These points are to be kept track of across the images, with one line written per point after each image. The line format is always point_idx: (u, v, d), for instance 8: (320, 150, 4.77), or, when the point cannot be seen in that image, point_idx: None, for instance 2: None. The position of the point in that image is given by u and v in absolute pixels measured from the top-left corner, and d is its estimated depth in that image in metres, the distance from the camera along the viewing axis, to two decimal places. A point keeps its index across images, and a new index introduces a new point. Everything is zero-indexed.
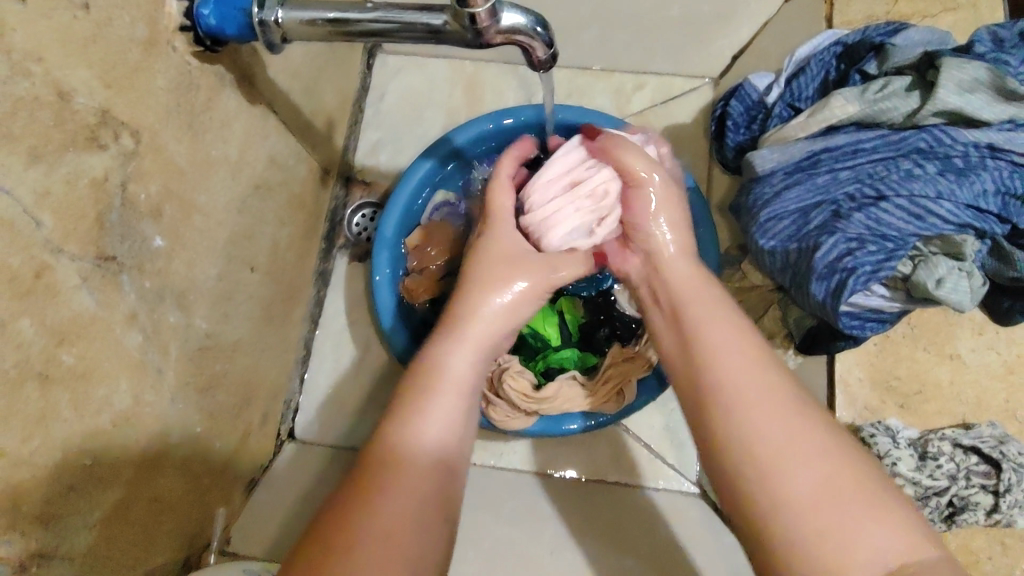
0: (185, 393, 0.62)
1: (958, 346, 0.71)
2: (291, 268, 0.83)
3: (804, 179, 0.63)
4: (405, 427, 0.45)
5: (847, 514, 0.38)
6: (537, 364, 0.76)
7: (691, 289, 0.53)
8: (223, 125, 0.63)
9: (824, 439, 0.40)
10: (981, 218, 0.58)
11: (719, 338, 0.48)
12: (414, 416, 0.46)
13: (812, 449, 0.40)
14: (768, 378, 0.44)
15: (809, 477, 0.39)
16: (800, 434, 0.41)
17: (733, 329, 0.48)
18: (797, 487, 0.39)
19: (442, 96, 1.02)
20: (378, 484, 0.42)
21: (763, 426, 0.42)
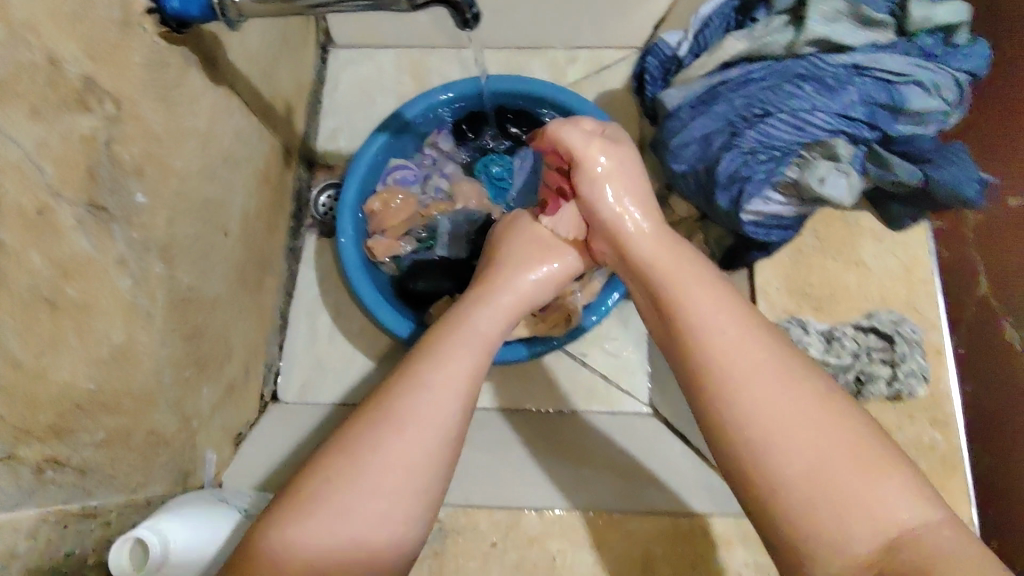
0: (174, 340, 0.69)
1: (862, 254, 0.80)
2: (261, 238, 0.91)
3: (705, 109, 0.71)
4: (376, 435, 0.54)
5: (841, 489, 0.46)
6: None
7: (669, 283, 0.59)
8: (192, 100, 0.72)
9: (812, 420, 0.48)
10: (852, 125, 0.67)
11: (713, 328, 0.54)
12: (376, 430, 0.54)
13: (810, 433, 0.48)
14: (762, 368, 0.51)
15: (805, 459, 0.47)
16: (795, 418, 0.48)
17: (726, 321, 0.54)
18: (797, 467, 0.47)
19: (391, 82, 1.12)
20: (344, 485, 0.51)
21: (765, 412, 0.49)
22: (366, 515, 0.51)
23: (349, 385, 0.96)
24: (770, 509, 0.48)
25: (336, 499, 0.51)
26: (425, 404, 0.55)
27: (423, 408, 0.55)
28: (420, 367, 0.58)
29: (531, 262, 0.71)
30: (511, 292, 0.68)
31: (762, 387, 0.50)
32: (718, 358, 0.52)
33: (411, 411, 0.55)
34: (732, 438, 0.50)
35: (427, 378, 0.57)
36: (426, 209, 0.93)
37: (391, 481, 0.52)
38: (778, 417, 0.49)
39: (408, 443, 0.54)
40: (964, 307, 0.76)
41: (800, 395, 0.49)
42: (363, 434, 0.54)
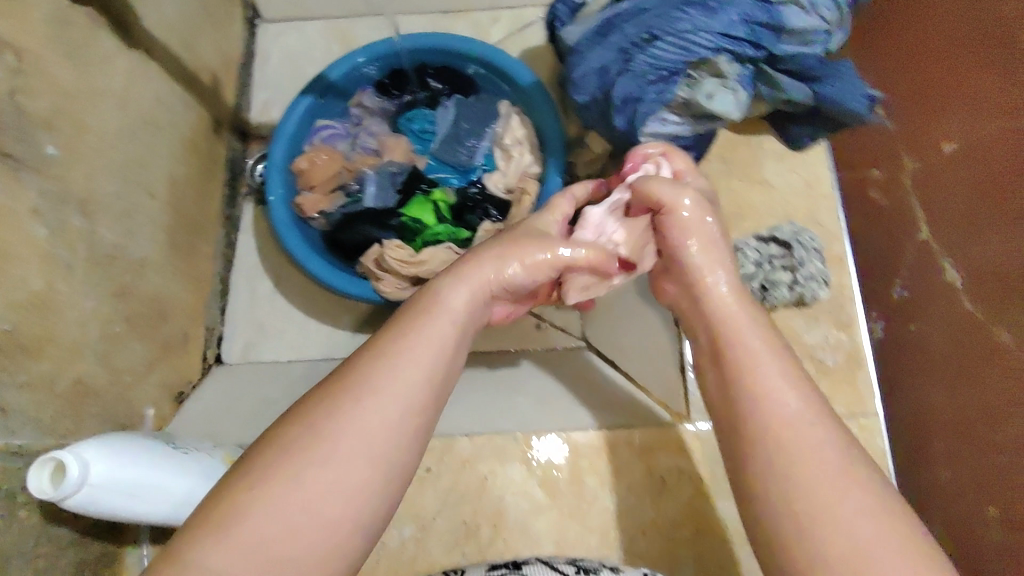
0: (98, 292, 0.71)
1: (764, 173, 0.84)
2: (193, 205, 0.92)
3: (601, 40, 0.73)
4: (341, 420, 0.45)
5: (874, 567, 0.41)
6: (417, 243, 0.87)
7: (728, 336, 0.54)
8: (103, 61, 0.73)
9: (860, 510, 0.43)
10: (737, 44, 0.69)
11: (774, 393, 0.49)
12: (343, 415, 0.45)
13: (856, 514, 0.43)
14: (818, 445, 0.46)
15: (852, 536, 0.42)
16: (841, 495, 0.44)
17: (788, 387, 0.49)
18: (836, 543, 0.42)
19: (320, 53, 1.13)
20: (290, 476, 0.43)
21: (812, 484, 0.45)
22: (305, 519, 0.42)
23: (293, 343, 0.98)
24: (787, 562, 0.44)
25: (276, 492, 0.42)
26: (388, 384, 0.47)
27: (387, 389, 0.47)
28: (385, 342, 0.50)
29: (513, 246, 0.58)
30: (499, 276, 0.57)
31: (821, 463, 0.45)
32: (774, 425, 0.48)
33: (374, 389, 0.47)
34: (768, 505, 0.46)
35: (394, 355, 0.49)
36: (353, 167, 0.94)
37: (345, 469, 0.44)
38: (825, 489, 0.44)
39: (365, 421, 0.45)
40: (904, 252, 0.82)
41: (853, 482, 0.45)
42: (318, 415, 0.46)
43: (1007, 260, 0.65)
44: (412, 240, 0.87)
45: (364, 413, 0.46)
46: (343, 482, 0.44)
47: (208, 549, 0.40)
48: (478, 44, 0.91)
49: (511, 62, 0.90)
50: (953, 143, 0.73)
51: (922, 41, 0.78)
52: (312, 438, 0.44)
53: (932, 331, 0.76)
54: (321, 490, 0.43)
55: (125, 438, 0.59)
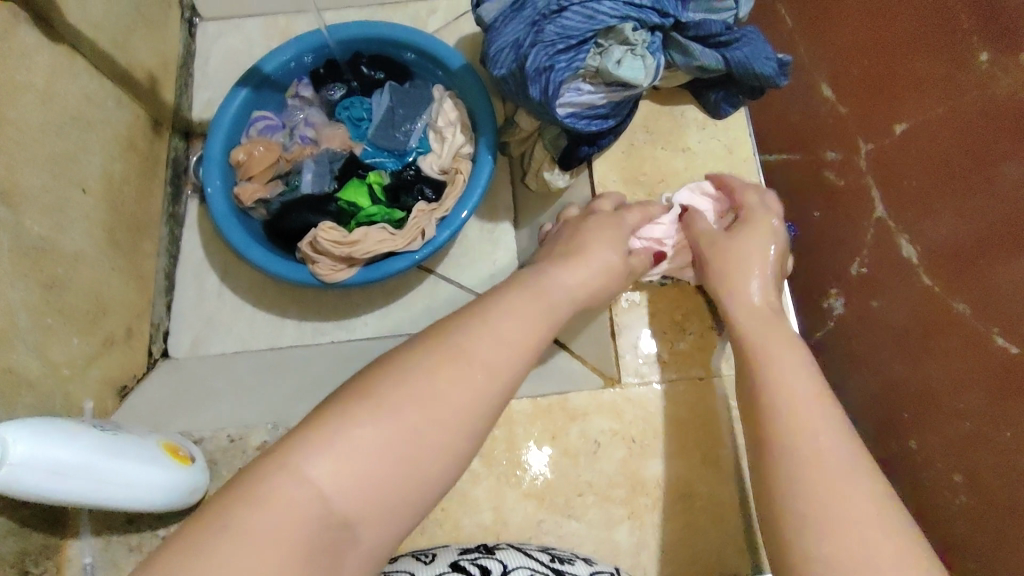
0: (25, 283, 0.71)
1: (688, 140, 0.85)
2: (133, 202, 0.93)
3: (514, 14, 0.75)
4: (452, 386, 0.50)
5: (854, 531, 0.46)
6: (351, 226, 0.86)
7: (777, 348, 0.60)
8: (23, 56, 0.73)
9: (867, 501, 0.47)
10: (641, 12, 0.72)
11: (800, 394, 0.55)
12: (457, 378, 0.50)
13: (848, 491, 0.48)
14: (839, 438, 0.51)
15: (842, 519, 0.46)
16: (844, 486, 0.48)
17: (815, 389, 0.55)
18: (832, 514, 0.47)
19: (261, 50, 1.14)
20: (407, 422, 0.47)
21: (816, 472, 0.49)
22: (404, 466, 0.46)
23: (241, 337, 0.98)
24: (778, 509, 0.49)
25: (392, 432, 0.46)
26: (488, 360, 0.53)
27: (488, 363, 0.52)
28: (497, 317, 0.56)
29: (609, 236, 0.71)
30: (587, 282, 0.67)
31: (838, 461, 0.49)
32: (798, 416, 0.53)
33: (476, 357, 0.52)
34: (773, 470, 0.51)
35: (497, 330, 0.55)
36: (290, 155, 0.95)
37: (448, 434, 0.49)
38: (821, 460, 0.49)
39: (467, 387, 0.50)
40: (863, 234, 0.82)
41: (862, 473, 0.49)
42: (438, 366, 0.50)
43: (967, 232, 0.70)
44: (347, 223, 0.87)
45: (469, 377, 0.51)
46: (440, 441, 0.48)
47: (324, 470, 0.44)
48: (404, 28, 0.93)
49: (440, 45, 0.92)
50: (903, 122, 0.77)
51: (857, 35, 0.82)
52: (431, 394, 0.49)
53: (898, 312, 0.77)
54: (424, 446, 0.47)
55: (48, 419, 0.57)
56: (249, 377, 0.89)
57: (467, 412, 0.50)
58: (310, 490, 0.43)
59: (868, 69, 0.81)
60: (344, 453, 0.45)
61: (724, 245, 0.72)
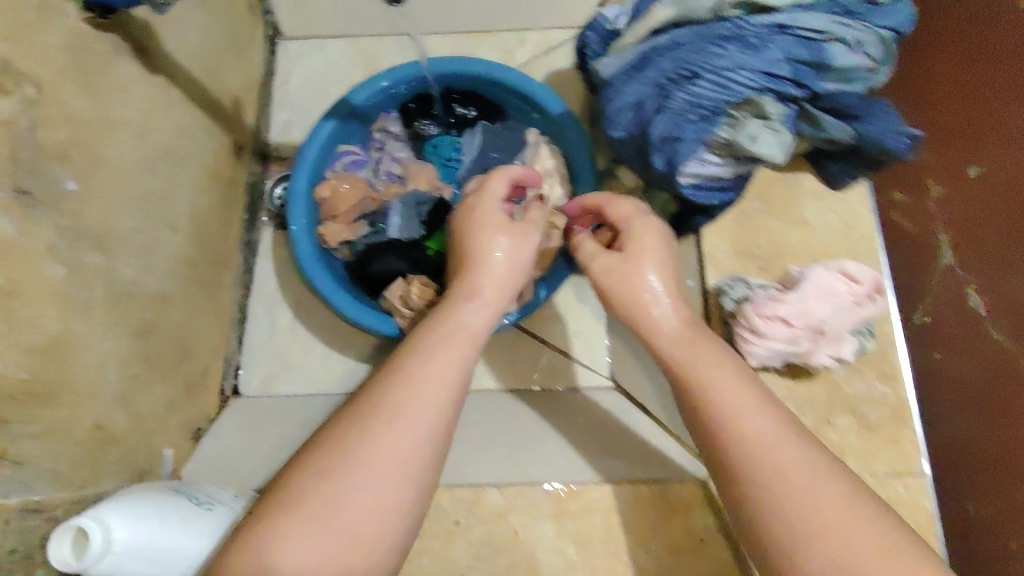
0: (115, 331, 0.68)
1: (803, 213, 0.81)
2: (212, 234, 0.90)
3: (637, 75, 0.72)
4: (380, 439, 0.51)
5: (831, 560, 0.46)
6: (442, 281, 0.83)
7: (695, 371, 0.56)
8: (122, 90, 0.71)
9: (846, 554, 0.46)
10: (779, 83, 0.67)
11: (739, 411, 0.53)
12: (381, 432, 0.51)
13: (812, 531, 0.47)
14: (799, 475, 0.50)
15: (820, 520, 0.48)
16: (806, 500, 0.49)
17: (772, 422, 0.52)
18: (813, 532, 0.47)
19: (342, 74, 1.11)
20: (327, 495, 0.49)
21: (788, 488, 0.49)
22: (340, 530, 0.48)
23: (312, 377, 0.95)
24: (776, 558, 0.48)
25: (321, 508, 0.48)
26: (423, 387, 0.54)
27: (424, 385, 0.54)
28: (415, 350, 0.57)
29: (485, 235, 0.65)
30: (498, 288, 0.63)
31: (796, 473, 0.50)
32: (763, 458, 0.51)
33: (407, 392, 0.54)
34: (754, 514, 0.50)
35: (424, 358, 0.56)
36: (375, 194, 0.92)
37: (394, 468, 0.51)
38: (783, 503, 0.49)
39: (404, 421, 0.53)
40: (932, 284, 0.71)
41: (818, 505, 0.48)
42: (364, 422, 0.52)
43: None
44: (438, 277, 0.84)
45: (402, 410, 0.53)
46: (388, 479, 0.50)
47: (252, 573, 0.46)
48: (505, 69, 0.89)
49: (543, 91, 0.89)
50: (978, 167, 0.66)
51: (945, 60, 0.71)
52: (343, 461, 0.50)
53: (972, 371, 0.65)
54: (371, 488, 0.50)
55: (147, 497, 0.57)
56: (320, 420, 0.86)
57: (402, 460, 0.51)
58: (280, 565, 0.46)
59: (954, 98, 0.70)
60: (280, 548, 0.47)
61: (607, 282, 0.63)
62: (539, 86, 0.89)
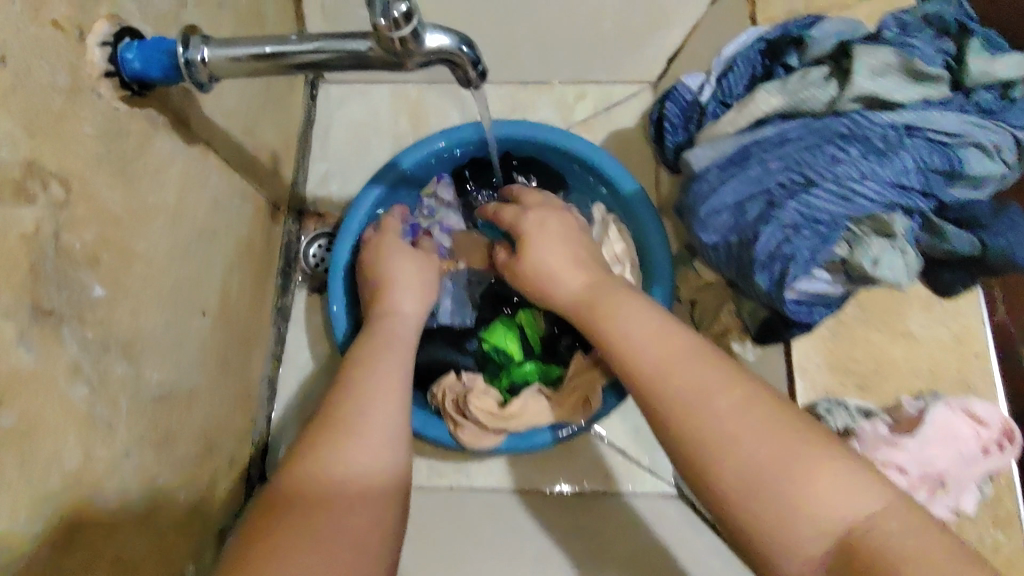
0: (140, 444, 0.62)
1: (909, 323, 0.73)
2: (243, 310, 0.82)
3: (736, 172, 0.63)
4: (344, 431, 0.51)
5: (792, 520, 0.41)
6: (502, 381, 0.78)
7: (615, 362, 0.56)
8: (158, 170, 0.63)
9: (788, 447, 0.43)
10: (907, 195, 0.59)
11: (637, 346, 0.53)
12: (343, 423, 0.51)
13: (758, 453, 0.43)
14: (723, 399, 0.46)
15: (743, 464, 0.43)
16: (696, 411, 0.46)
17: (695, 369, 0.48)
18: (702, 444, 0.45)
19: (387, 123, 1.03)
20: (299, 487, 0.47)
21: (687, 406, 0.47)
22: (328, 517, 0.45)
23: None
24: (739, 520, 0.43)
25: (301, 505, 0.45)
26: (378, 374, 0.57)
27: (373, 378, 0.56)
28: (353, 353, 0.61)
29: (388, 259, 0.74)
30: (412, 298, 0.70)
31: (704, 400, 0.46)
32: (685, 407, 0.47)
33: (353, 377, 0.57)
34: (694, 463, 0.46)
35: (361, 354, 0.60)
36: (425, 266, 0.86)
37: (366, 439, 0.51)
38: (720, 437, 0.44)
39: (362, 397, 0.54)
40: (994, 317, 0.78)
41: (742, 412, 0.45)
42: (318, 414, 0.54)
43: None
44: (496, 375, 0.79)
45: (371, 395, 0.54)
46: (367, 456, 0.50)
47: None
48: (573, 139, 0.82)
49: (615, 167, 0.81)
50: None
51: None
52: (310, 452, 0.49)
53: None
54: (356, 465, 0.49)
55: None
56: None
57: (376, 446, 0.51)
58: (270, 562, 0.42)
59: None
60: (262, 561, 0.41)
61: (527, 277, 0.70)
62: (609, 160, 0.81)
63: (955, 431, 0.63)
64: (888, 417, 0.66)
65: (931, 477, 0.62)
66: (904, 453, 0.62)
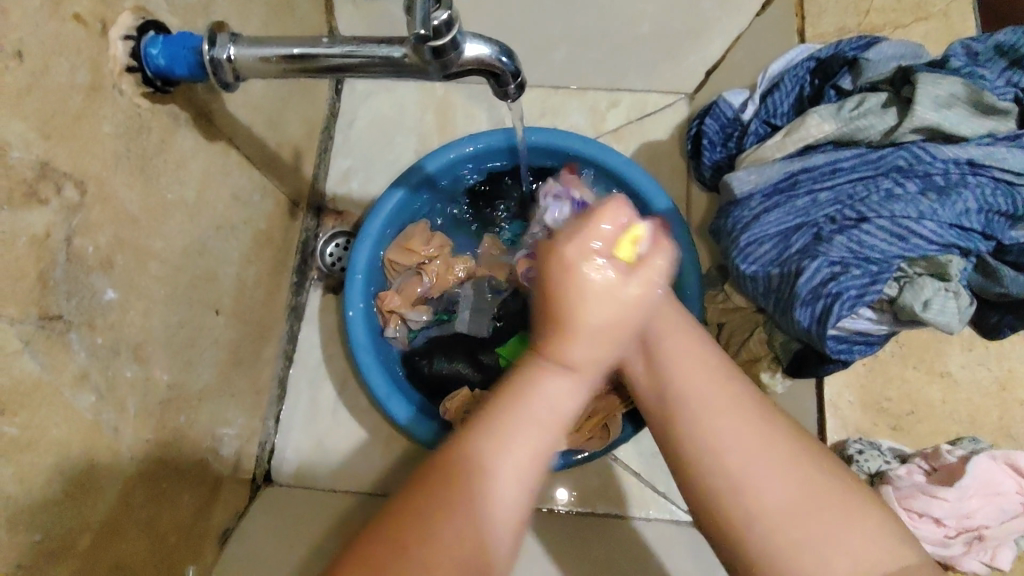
0: (147, 451, 0.59)
1: (948, 363, 0.69)
2: (260, 306, 0.80)
3: (783, 201, 0.62)
4: (481, 463, 0.38)
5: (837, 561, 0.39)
6: None
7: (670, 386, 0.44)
8: (179, 166, 0.61)
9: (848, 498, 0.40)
10: (966, 236, 0.57)
11: (712, 406, 0.42)
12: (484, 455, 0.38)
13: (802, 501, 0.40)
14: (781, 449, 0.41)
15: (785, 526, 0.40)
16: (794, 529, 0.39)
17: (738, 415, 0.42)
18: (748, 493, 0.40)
19: (412, 120, 1.00)
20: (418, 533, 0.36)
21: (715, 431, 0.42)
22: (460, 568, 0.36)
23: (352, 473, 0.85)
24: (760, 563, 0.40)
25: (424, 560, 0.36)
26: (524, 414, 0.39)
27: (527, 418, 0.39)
28: (517, 393, 0.39)
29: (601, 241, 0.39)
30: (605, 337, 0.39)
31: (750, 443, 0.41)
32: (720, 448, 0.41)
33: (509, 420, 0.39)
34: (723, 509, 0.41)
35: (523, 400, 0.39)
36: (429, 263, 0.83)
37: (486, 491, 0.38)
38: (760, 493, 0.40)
39: (510, 472, 0.38)
40: None
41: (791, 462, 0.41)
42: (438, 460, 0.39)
43: None
44: None
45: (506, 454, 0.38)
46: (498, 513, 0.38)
47: None
48: (600, 151, 0.80)
49: (647, 183, 0.78)
50: None
51: None
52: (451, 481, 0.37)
53: None
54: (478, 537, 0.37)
55: None
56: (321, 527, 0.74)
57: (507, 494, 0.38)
58: None
59: None
60: None
61: None
62: (637, 175, 0.79)
63: (996, 482, 0.59)
64: (924, 463, 0.63)
65: (968, 527, 0.59)
66: (942, 500, 0.59)
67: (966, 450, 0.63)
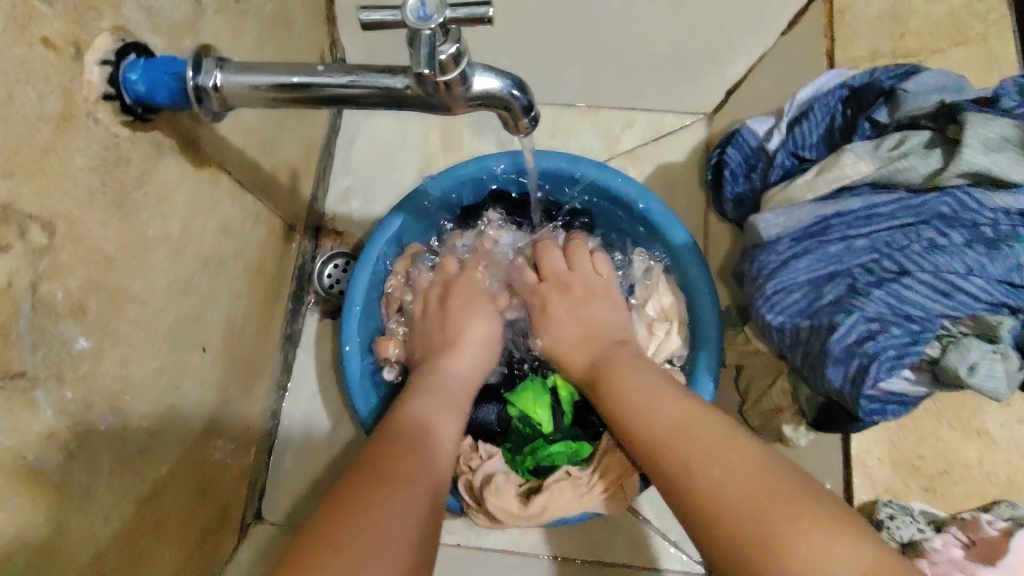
0: (123, 504, 0.54)
1: (984, 420, 0.64)
2: (251, 338, 0.75)
3: (814, 248, 0.58)
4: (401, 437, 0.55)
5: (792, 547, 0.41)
6: (525, 460, 0.72)
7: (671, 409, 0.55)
8: (162, 199, 0.56)
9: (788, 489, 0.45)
10: (1016, 292, 0.53)
11: (650, 398, 0.57)
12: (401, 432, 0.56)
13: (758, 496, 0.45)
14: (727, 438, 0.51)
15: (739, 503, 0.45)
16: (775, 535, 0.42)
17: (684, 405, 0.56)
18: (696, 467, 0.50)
19: (416, 138, 0.95)
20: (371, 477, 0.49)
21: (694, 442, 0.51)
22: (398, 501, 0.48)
23: None
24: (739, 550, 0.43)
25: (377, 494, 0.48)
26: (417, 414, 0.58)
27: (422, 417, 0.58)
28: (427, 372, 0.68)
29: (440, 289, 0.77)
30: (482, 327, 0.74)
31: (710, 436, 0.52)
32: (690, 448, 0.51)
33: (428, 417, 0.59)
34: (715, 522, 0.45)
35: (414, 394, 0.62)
36: None
37: (405, 459, 0.52)
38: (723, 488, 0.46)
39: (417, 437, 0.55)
40: None
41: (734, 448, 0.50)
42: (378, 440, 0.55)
43: None
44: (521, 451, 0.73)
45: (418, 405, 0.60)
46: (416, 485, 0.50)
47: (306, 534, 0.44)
48: (610, 176, 0.75)
49: (665, 214, 0.74)
50: None
51: None
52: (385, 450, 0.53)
53: None
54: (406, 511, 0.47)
55: None
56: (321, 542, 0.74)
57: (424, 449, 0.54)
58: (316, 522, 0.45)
59: None
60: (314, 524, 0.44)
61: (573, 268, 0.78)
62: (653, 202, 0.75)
63: None
64: (961, 533, 0.58)
65: None
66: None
67: (1006, 519, 0.58)
